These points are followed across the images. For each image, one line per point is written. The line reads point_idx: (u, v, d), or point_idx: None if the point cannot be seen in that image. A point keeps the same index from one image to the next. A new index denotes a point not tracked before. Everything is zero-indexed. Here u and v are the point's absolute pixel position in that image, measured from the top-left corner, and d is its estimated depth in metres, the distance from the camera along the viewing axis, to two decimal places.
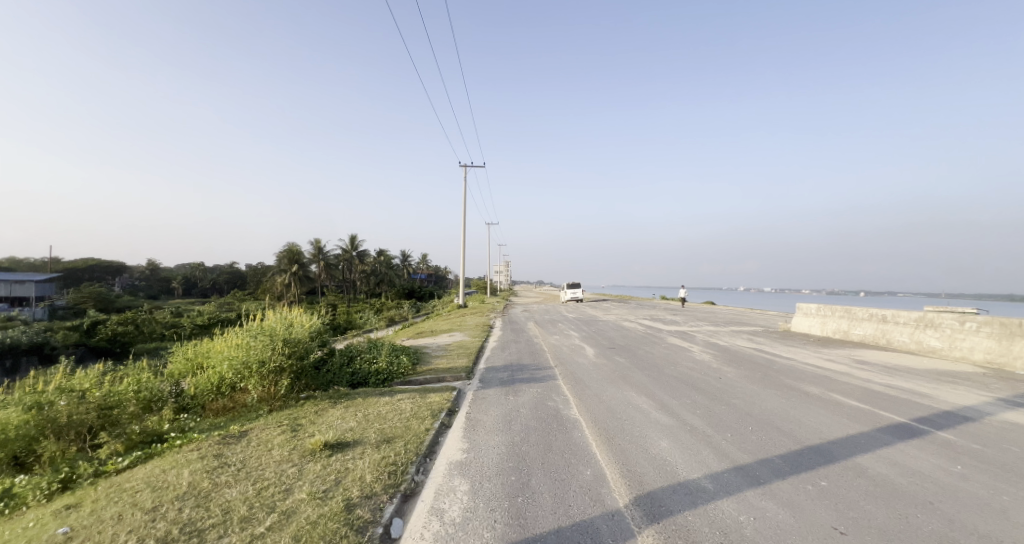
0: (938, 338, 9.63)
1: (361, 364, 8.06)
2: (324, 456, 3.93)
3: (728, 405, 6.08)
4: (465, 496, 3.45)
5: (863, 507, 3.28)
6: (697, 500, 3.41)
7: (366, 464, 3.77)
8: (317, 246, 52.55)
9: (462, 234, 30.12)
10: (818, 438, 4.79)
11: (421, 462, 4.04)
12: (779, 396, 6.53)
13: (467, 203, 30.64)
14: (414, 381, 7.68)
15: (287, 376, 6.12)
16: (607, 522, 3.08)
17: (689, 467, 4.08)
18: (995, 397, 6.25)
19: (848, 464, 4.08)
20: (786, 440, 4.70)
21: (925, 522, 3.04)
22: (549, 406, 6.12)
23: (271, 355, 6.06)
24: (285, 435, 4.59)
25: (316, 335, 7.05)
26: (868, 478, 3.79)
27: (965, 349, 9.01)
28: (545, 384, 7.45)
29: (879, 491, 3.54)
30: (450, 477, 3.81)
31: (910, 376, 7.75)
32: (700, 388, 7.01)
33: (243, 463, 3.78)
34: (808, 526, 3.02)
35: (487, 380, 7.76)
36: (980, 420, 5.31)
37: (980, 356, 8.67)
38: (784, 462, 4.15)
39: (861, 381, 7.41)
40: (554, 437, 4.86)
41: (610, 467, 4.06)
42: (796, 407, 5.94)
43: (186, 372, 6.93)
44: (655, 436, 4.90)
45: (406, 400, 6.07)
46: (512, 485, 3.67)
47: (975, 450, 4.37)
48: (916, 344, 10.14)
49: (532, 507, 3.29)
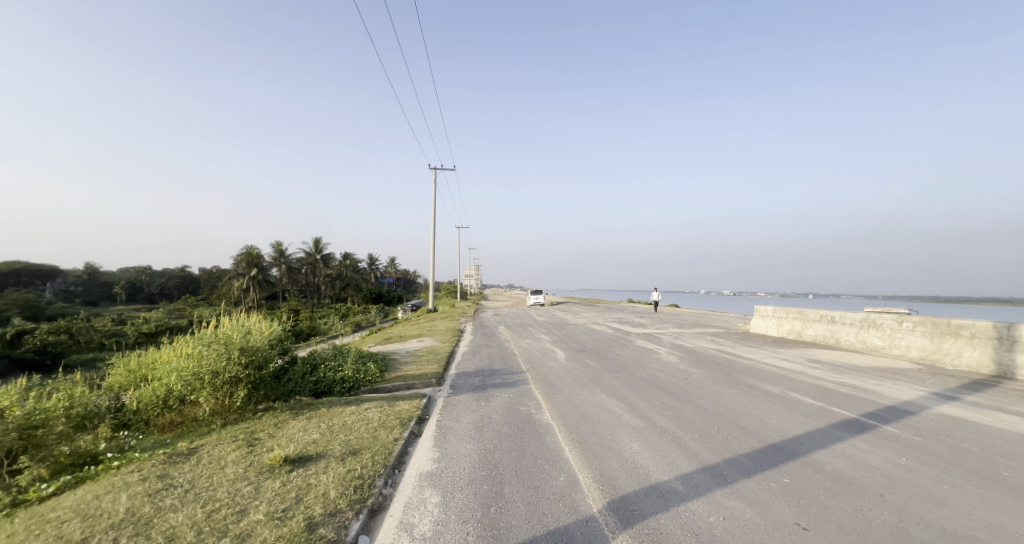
0: (880, 337, 10.29)
1: (326, 372, 7.70)
2: (284, 472, 3.69)
3: (695, 405, 6.22)
4: (435, 509, 3.32)
5: (822, 502, 3.39)
6: (669, 503, 3.42)
7: (329, 479, 3.56)
8: (278, 248, 50.32)
9: (432, 239, 29.98)
10: (779, 435, 4.96)
11: (390, 475, 3.86)
12: (741, 395, 6.75)
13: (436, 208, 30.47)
14: (382, 388, 7.42)
15: (243, 387, 5.77)
16: (581, 529, 3.03)
17: (661, 469, 4.11)
18: (930, 392, 6.70)
19: (806, 461, 4.23)
20: (749, 439, 4.84)
21: (878, 514, 3.16)
22: (521, 411, 6.06)
23: (226, 365, 5.64)
24: (239, 450, 4.28)
25: (276, 343, 6.68)
26: (826, 473, 3.93)
27: (903, 347, 9.64)
28: (518, 389, 7.38)
29: (836, 485, 3.68)
30: (420, 488, 3.67)
31: (857, 373, 8.21)
32: (668, 389, 7.14)
33: (192, 484, 3.48)
34: (773, 524, 3.07)
35: (459, 387, 7.58)
36: (921, 414, 5.65)
37: (917, 353, 9.31)
38: (748, 460, 4.26)
39: (814, 379, 7.78)
40: (527, 443, 4.80)
41: (584, 472, 4.04)
42: (757, 406, 6.16)
43: (128, 384, 6.38)
44: (626, 439, 4.93)
45: (374, 409, 5.84)
46: (484, 494, 3.56)
47: (919, 443, 4.62)
48: (861, 343, 10.77)
49: (505, 516, 3.20)
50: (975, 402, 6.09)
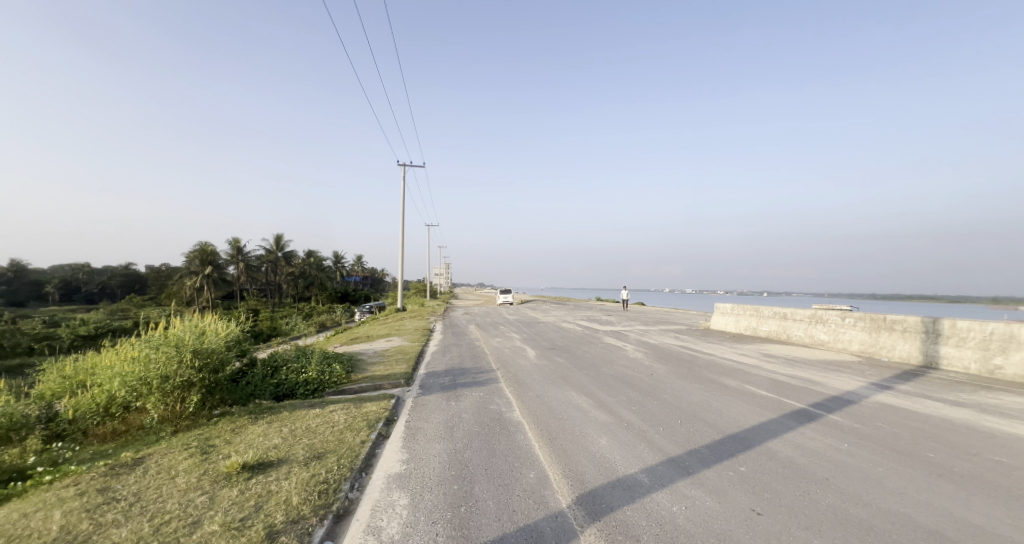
0: (826, 332, 11.00)
1: (287, 374, 7.42)
2: (241, 480, 3.52)
3: (660, 400, 6.43)
4: (404, 511, 3.27)
5: (775, 487, 3.59)
6: (635, 495, 3.52)
7: (291, 485, 3.43)
8: (235, 244, 47.90)
9: (400, 237, 29.40)
10: (736, 427, 5.21)
11: (356, 478, 3.77)
12: (702, 389, 7.03)
13: (404, 205, 29.91)
14: (348, 390, 7.22)
15: (196, 391, 5.46)
16: (551, 524, 3.07)
17: (627, 462, 4.22)
18: (869, 382, 7.23)
19: (761, 450, 4.47)
20: (710, 431, 5.06)
21: (824, 497, 3.39)
22: (492, 410, 6.06)
23: (177, 369, 5.32)
24: (192, 459, 4.05)
25: (234, 344, 6.36)
26: (778, 461, 4.17)
27: (846, 341, 10.33)
28: (488, 387, 7.37)
29: (787, 471, 3.92)
30: (388, 491, 3.60)
31: (805, 366, 8.74)
32: (634, 385, 7.35)
33: (137, 497, 3.26)
34: (731, 510, 3.23)
35: (428, 387, 7.50)
36: (862, 403, 6.08)
37: (857, 347, 10.00)
38: (708, 451, 4.45)
39: (768, 373, 8.22)
40: (497, 441, 4.81)
41: (553, 468, 4.10)
42: (717, 399, 6.45)
43: (62, 391, 5.89)
44: (594, 434, 5.04)
45: (339, 411, 5.68)
46: (453, 494, 3.54)
47: (860, 430, 4.98)
48: (809, 338, 11.47)
49: (475, 515, 3.19)
50: (907, 391, 6.62)
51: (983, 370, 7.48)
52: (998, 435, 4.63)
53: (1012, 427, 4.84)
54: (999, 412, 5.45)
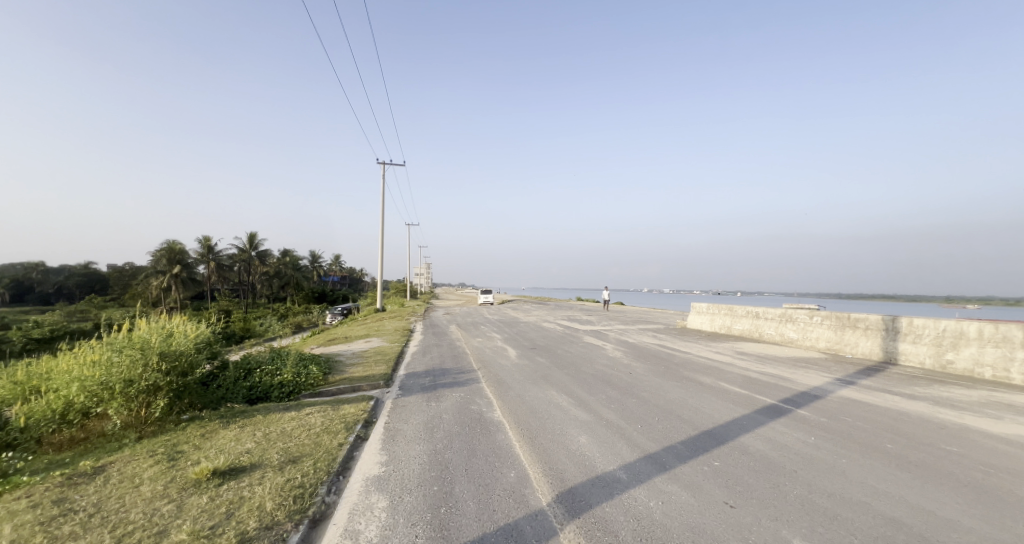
0: (795, 330, 11.42)
1: (261, 377, 7.21)
2: (212, 486, 3.42)
3: (638, 398, 6.55)
4: (382, 513, 3.24)
5: (747, 481, 3.72)
6: (613, 491, 3.59)
7: (265, 490, 3.35)
8: (205, 243, 46.25)
9: (381, 236, 29.09)
10: (711, 423, 5.36)
11: (333, 481, 3.71)
12: (679, 387, 7.21)
13: (384, 204, 29.62)
14: (325, 392, 7.08)
15: (163, 396, 5.26)
16: (531, 523, 3.10)
17: (606, 459, 4.30)
18: (835, 378, 7.55)
19: (734, 444, 4.62)
20: (686, 427, 5.20)
21: (792, 489, 3.53)
22: (472, 410, 6.05)
23: (142, 373, 5.11)
24: (158, 466, 3.90)
25: (204, 346, 6.15)
26: (750, 455, 4.31)
27: (813, 339, 10.76)
28: (468, 388, 7.35)
29: (758, 465, 4.06)
30: (366, 494, 3.56)
31: (775, 363, 9.06)
32: (614, 383, 7.46)
33: (98, 507, 3.13)
34: (705, 504, 3.33)
35: (408, 387, 7.43)
36: (828, 398, 6.34)
37: (823, 344, 10.43)
38: (684, 447, 4.57)
39: (742, 370, 8.48)
40: (478, 441, 4.81)
41: (533, 466, 4.13)
42: (693, 396, 6.62)
43: (14, 397, 5.57)
44: (574, 432, 5.10)
45: (316, 414, 5.57)
46: (433, 495, 3.53)
47: (826, 423, 5.20)
48: (779, 336, 11.88)
49: (455, 516, 3.19)
50: (869, 386, 6.94)
51: (937, 364, 7.91)
52: (950, 426, 4.91)
53: (963, 419, 5.14)
54: (951, 404, 5.78)
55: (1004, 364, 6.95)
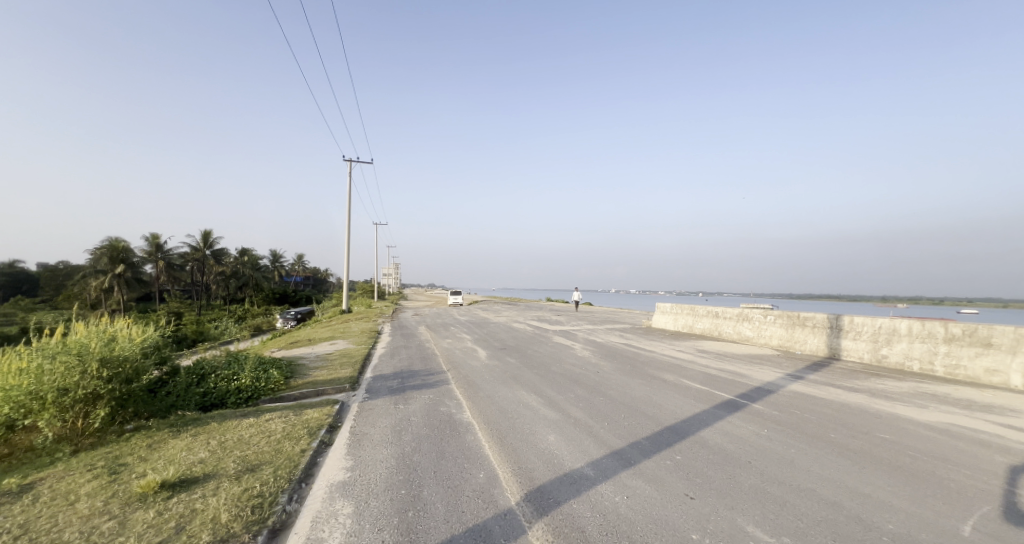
0: (751, 329, 12.04)
1: (216, 383, 6.86)
2: (160, 500, 3.23)
3: (605, 396, 6.72)
4: (347, 520, 3.17)
5: (705, 473, 3.90)
6: (581, 488, 3.67)
7: (220, 501, 3.20)
8: (152, 240, 43.40)
9: (346, 235, 28.41)
10: (673, 418, 5.58)
11: (295, 489, 3.59)
12: (643, 384, 7.45)
13: (349, 201, 28.88)
14: (287, 396, 6.83)
15: (104, 405, 4.91)
16: (500, 522, 3.12)
17: (574, 457, 4.38)
18: (786, 374, 8.03)
19: (695, 439, 4.83)
20: (650, 423, 5.38)
21: (746, 479, 3.73)
22: (441, 412, 6.02)
23: (79, 380, 4.75)
24: (97, 481, 3.64)
25: (150, 351, 5.78)
26: (709, 448, 4.52)
27: (767, 336, 11.37)
28: (437, 389, 7.29)
29: (716, 457, 4.26)
30: (330, 500, 3.47)
31: (732, 360, 9.53)
32: (582, 382, 7.61)
33: (27, 529, 2.89)
34: (667, 496, 3.47)
35: (375, 390, 7.28)
36: (779, 392, 6.73)
37: (776, 341, 11.05)
38: (648, 442, 4.73)
39: (702, 367, 8.85)
40: (447, 443, 4.79)
41: (503, 466, 4.15)
42: (657, 393, 6.85)
43: None
44: (543, 431, 5.17)
45: (276, 419, 5.36)
46: (401, 499, 3.48)
47: (777, 417, 5.52)
48: (737, 334, 12.49)
49: (424, 519, 3.17)
50: (816, 380, 7.42)
51: (874, 358, 8.55)
52: (885, 415, 5.33)
53: (896, 408, 5.60)
54: (886, 395, 6.27)
55: (930, 358, 7.61)
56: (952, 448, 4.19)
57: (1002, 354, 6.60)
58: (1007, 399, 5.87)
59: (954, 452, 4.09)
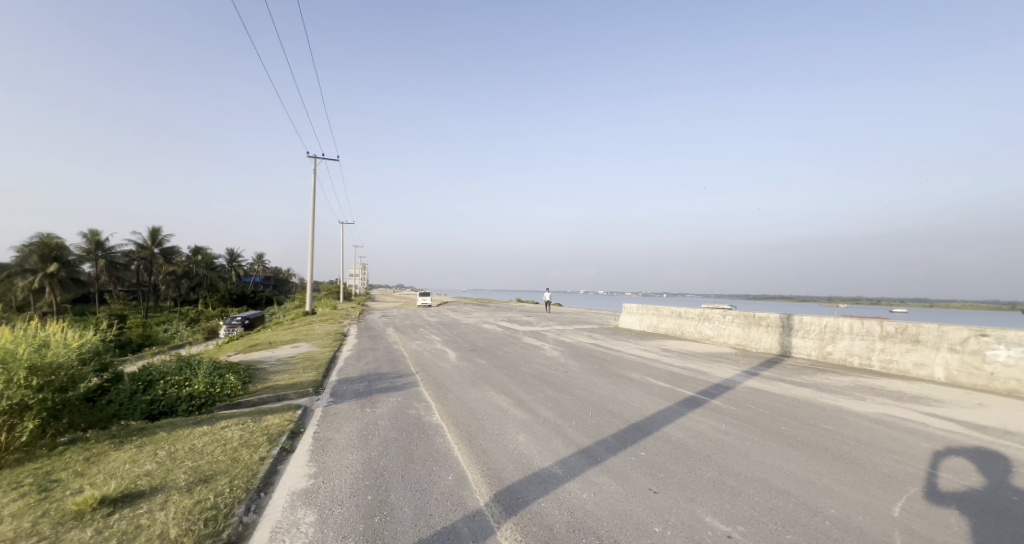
0: (711, 328, 12.55)
1: (165, 390, 6.47)
2: (99, 517, 3.02)
3: (573, 395, 6.83)
4: (310, 529, 3.08)
5: (668, 467, 4.05)
6: (549, 487, 3.72)
7: (168, 515, 3.03)
8: (93, 238, 40.36)
9: (309, 234, 27.49)
10: (639, 416, 5.74)
11: (253, 499, 3.45)
12: (610, 383, 7.62)
13: (312, 199, 28.00)
14: (245, 402, 6.53)
15: (34, 417, 4.53)
16: (468, 524, 3.12)
17: (543, 456, 4.43)
18: (743, 370, 8.44)
19: (658, 435, 5.00)
20: (616, 421, 5.52)
21: (706, 471, 3.90)
22: (409, 414, 5.93)
23: (4, 390, 4.37)
24: (26, 500, 3.36)
25: (89, 357, 5.39)
26: (672, 444, 4.70)
27: (726, 335, 11.90)
28: (405, 392, 7.18)
29: (678, 452, 4.44)
30: (292, 509, 3.35)
31: (694, 358, 9.92)
32: (551, 382, 7.70)
33: None
34: (632, 491, 3.58)
35: (340, 394, 7.09)
36: (736, 389, 7.06)
37: (733, 340, 11.58)
38: (615, 440, 4.86)
39: (666, 365, 9.16)
40: (415, 446, 4.73)
41: (471, 468, 4.15)
42: (624, 391, 7.04)
43: None
44: (512, 432, 5.20)
45: (233, 427, 5.12)
46: (367, 505, 3.42)
47: (735, 411, 5.80)
48: (698, 333, 12.99)
49: (391, 524, 3.12)
50: (769, 376, 7.84)
51: (820, 355, 9.12)
52: (831, 408, 5.70)
53: (839, 401, 6.00)
54: (831, 389, 6.71)
55: (868, 353, 8.19)
56: (888, 437, 4.54)
57: (929, 349, 7.20)
58: (933, 390, 6.41)
59: (889, 440, 4.43)
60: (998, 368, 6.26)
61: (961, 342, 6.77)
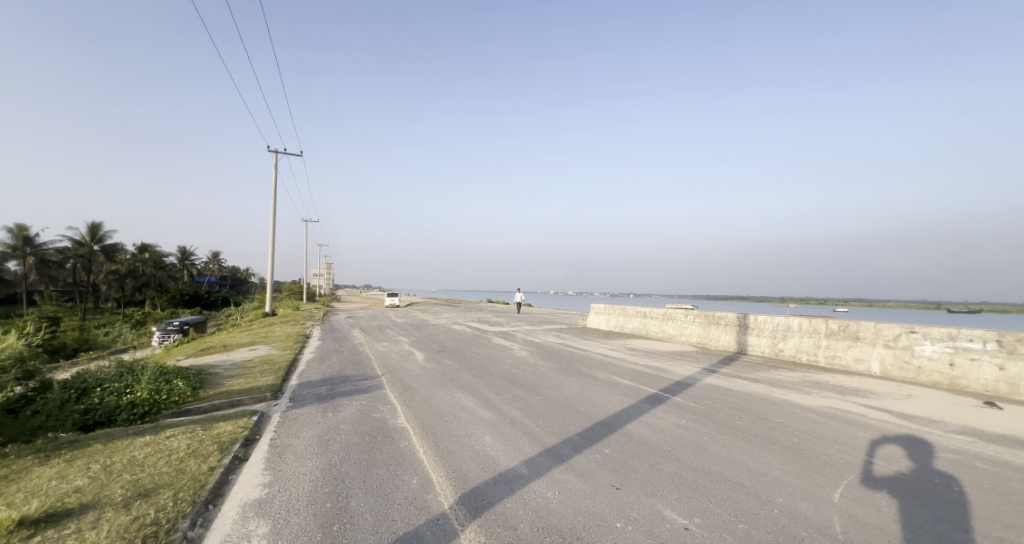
0: (674, 327, 12.97)
1: (102, 399, 6.01)
2: (19, 539, 2.75)
3: (541, 395, 6.87)
4: (263, 540, 2.93)
5: (630, 464, 4.14)
6: (515, 487, 3.71)
7: (99, 534, 2.81)
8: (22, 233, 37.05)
9: (271, 231, 26.42)
10: (604, 414, 5.85)
11: (199, 512, 3.25)
12: (577, 382, 7.72)
13: (274, 195, 26.86)
14: (195, 409, 6.17)
15: None
16: (431, 528, 3.06)
17: (509, 456, 4.43)
18: (703, 368, 8.76)
19: (622, 432, 5.10)
20: (582, 419, 5.59)
21: (666, 466, 4.01)
22: (373, 418, 5.78)
23: None
24: None
25: (11, 365, 4.93)
26: (635, 440, 4.81)
27: (687, 334, 12.33)
28: (370, 395, 6.99)
29: (641, 448, 4.54)
30: (243, 521, 3.18)
31: (657, 357, 10.21)
32: (519, 382, 7.72)
33: None
34: (595, 488, 3.63)
35: (301, 398, 6.82)
36: (696, 386, 7.32)
37: (694, 339, 12.01)
38: (581, 438, 4.91)
39: (631, 364, 9.38)
40: (379, 450, 4.61)
41: (436, 471, 4.08)
42: (590, 390, 7.14)
43: None
44: (479, 433, 5.16)
45: (180, 436, 4.82)
46: (325, 513, 3.30)
47: (694, 407, 6.01)
48: (662, 333, 13.39)
49: (350, 532, 3.02)
50: (726, 373, 8.18)
51: (772, 352, 9.61)
52: (782, 402, 6.01)
53: (789, 396, 6.33)
54: (782, 384, 7.08)
55: (815, 350, 8.70)
56: (832, 428, 4.83)
57: (867, 346, 7.73)
58: (871, 383, 6.88)
59: (833, 431, 4.71)
60: (925, 362, 6.79)
61: (894, 339, 7.31)
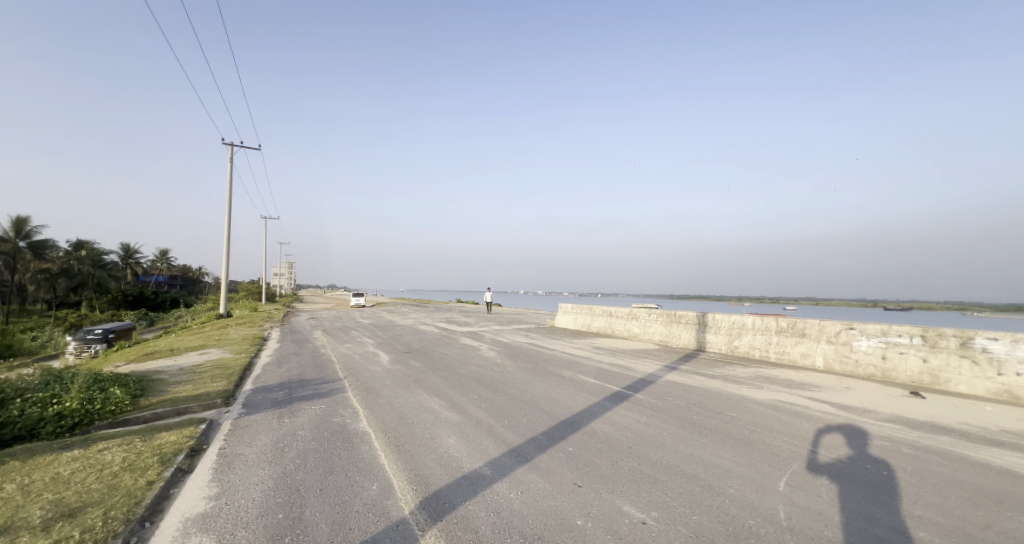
0: (639, 326, 13.29)
1: (25, 409, 5.47)
2: None
3: (507, 395, 6.86)
4: None
5: (592, 461, 4.20)
6: (477, 489, 3.67)
7: None
8: None
9: (227, 227, 25.08)
10: (568, 412, 5.91)
11: (134, 531, 3.01)
12: (543, 381, 7.77)
13: (231, 189, 25.45)
14: (135, 418, 5.74)
15: None
16: (390, 535, 2.97)
17: (473, 458, 4.38)
18: (664, 365, 9.02)
19: (586, 430, 5.17)
20: (547, 418, 5.63)
21: (626, 462, 4.10)
22: (333, 422, 5.58)
23: None
24: None
25: None
26: (598, 438, 4.88)
27: (651, 332, 12.68)
28: (331, 399, 6.75)
29: (603, 445, 4.62)
30: (184, 538, 2.97)
31: (622, 355, 10.44)
32: (485, 382, 7.68)
33: None
34: (557, 487, 3.65)
35: (255, 404, 6.49)
36: (657, 383, 7.54)
37: (657, 337, 12.36)
38: (545, 437, 4.94)
39: (596, 362, 9.55)
40: (338, 456, 4.45)
41: (398, 475, 3.98)
42: (555, 389, 7.21)
43: None
44: (443, 435, 5.08)
45: (116, 448, 4.45)
46: (277, 525, 3.13)
47: (655, 404, 6.18)
48: (626, 331, 13.71)
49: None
50: (686, 370, 8.47)
51: (728, 348, 10.04)
52: (736, 396, 6.27)
53: (743, 390, 6.63)
54: (737, 380, 7.40)
55: (766, 346, 9.16)
56: (780, 420, 5.09)
57: (812, 342, 8.21)
58: (816, 377, 7.31)
59: (781, 423, 4.96)
60: (862, 356, 7.29)
61: (835, 335, 7.80)
